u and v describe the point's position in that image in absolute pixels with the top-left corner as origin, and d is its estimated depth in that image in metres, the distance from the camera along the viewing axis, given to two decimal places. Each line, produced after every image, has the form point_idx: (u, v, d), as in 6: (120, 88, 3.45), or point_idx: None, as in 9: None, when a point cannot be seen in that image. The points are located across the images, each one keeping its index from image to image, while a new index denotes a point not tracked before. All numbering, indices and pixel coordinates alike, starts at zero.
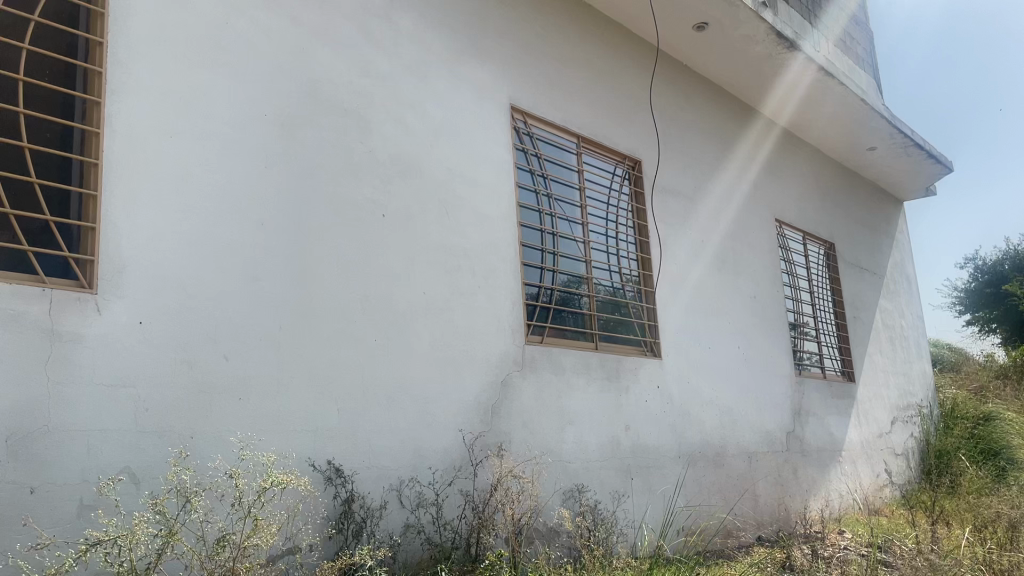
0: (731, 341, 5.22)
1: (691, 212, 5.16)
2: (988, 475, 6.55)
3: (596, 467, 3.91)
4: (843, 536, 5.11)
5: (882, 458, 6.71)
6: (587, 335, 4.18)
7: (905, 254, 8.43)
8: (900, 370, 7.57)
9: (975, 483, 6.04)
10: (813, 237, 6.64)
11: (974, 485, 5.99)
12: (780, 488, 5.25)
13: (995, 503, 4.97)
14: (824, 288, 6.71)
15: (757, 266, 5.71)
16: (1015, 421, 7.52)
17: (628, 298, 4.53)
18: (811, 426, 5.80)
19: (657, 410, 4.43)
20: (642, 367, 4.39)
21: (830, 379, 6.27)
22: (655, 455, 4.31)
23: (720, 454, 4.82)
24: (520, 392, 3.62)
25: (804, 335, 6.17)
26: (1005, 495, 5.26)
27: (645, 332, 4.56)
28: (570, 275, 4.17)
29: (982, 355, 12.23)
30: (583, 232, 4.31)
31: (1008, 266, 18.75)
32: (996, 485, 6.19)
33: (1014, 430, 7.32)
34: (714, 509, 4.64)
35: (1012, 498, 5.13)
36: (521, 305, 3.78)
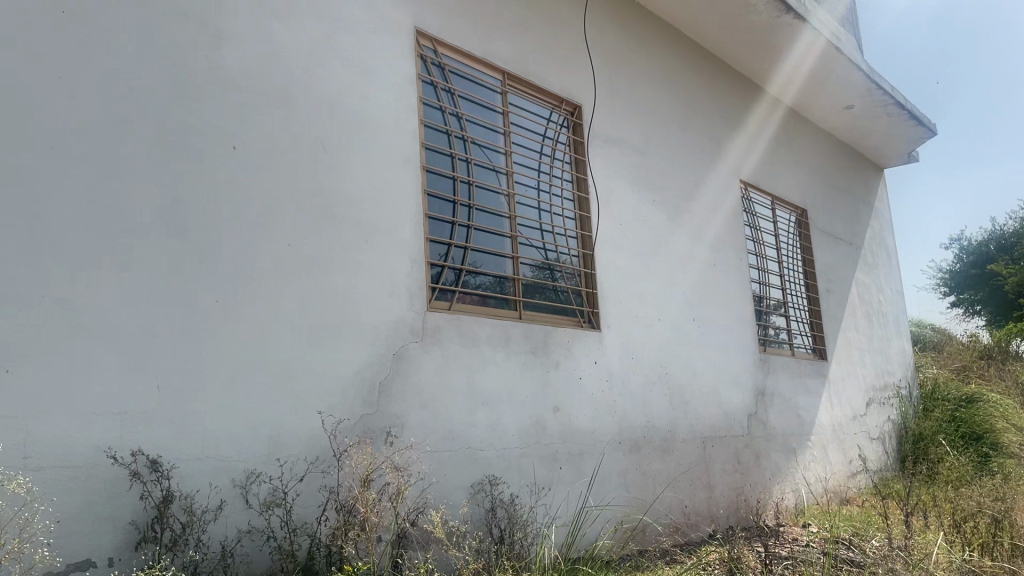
0: (686, 314, 4.69)
1: (643, 168, 4.60)
2: (968, 461, 6.08)
3: (515, 456, 3.36)
4: (806, 530, 4.63)
5: (855, 443, 6.20)
6: (510, 302, 3.61)
7: (886, 225, 7.90)
8: (878, 348, 7.06)
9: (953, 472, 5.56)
10: (783, 203, 6.09)
11: (953, 473, 5.51)
12: (739, 478, 4.75)
13: (973, 495, 4.49)
14: (794, 259, 6.18)
15: (719, 232, 5.17)
16: (999, 402, 7.05)
17: (562, 262, 3.96)
18: (777, 408, 5.29)
19: (594, 390, 3.89)
20: (577, 340, 3.84)
21: (799, 357, 5.75)
22: (589, 442, 3.78)
23: (669, 440, 4.30)
24: (419, 368, 3.04)
25: (771, 308, 5.63)
26: (985, 485, 4.78)
27: (581, 301, 4.01)
28: (490, 232, 3.59)
29: (967, 335, 11.74)
30: (509, 184, 3.73)
31: (994, 246, 18.32)
32: (977, 473, 5.71)
33: (998, 413, 6.85)
34: (660, 502, 4.13)
35: (992, 488, 4.65)
36: (425, 264, 3.20)
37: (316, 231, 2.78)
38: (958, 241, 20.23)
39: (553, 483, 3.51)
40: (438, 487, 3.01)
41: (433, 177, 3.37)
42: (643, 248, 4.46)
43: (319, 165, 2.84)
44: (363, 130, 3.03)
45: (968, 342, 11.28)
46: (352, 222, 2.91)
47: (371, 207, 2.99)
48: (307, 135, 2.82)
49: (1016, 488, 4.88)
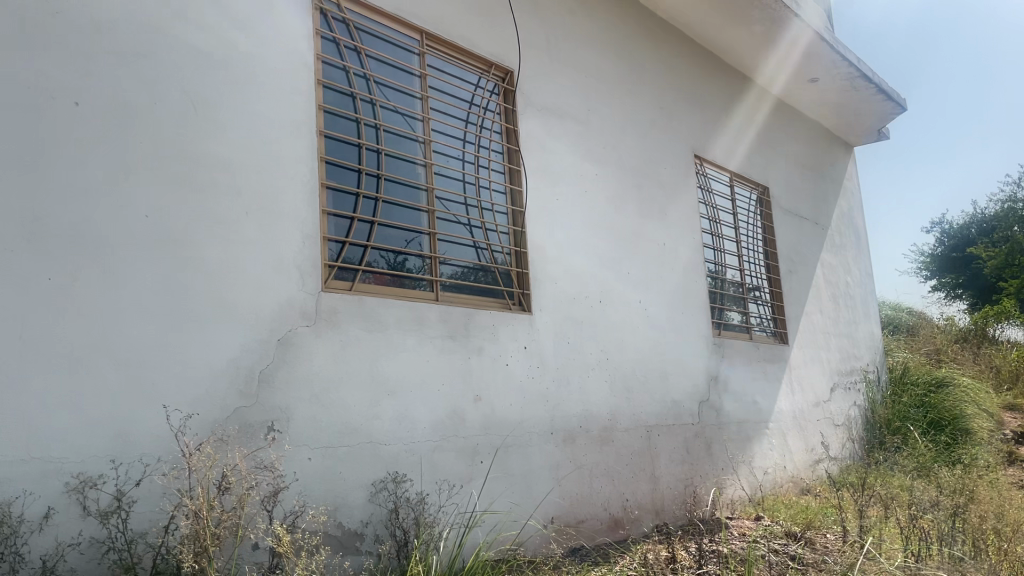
0: (631, 295, 4.41)
1: (585, 140, 4.30)
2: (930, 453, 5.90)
3: (427, 450, 3.07)
4: (756, 524, 4.42)
5: (817, 430, 5.97)
6: (426, 283, 3.30)
7: (855, 204, 7.64)
8: (844, 332, 6.82)
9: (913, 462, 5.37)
10: (742, 180, 5.81)
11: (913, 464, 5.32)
12: (687, 468, 4.51)
13: (927, 487, 4.29)
14: (754, 239, 5.91)
15: (671, 208, 4.88)
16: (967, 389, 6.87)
17: (488, 239, 3.65)
18: (730, 394, 5.05)
19: (523, 378, 3.60)
20: (504, 324, 3.54)
21: (757, 341, 5.49)
22: (516, 433, 3.49)
23: (608, 430, 4.04)
24: (311, 354, 2.74)
25: (726, 290, 5.37)
26: (941, 476, 4.59)
27: (510, 282, 3.70)
28: (403, 205, 3.27)
29: (943, 319, 11.54)
30: (427, 154, 3.41)
31: (975, 229, 18.16)
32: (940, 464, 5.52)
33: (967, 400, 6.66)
34: (597, 495, 3.88)
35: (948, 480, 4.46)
36: (321, 240, 2.88)
37: (181, 201, 2.46)
38: (938, 224, 20.06)
39: (472, 478, 3.23)
40: (330, 486, 2.71)
41: (335, 143, 3.05)
42: (583, 226, 4.16)
43: (187, 125, 2.52)
44: (244, 88, 2.70)
45: (944, 325, 11.08)
46: (228, 191, 2.59)
47: (252, 174, 2.67)
48: (172, 92, 2.50)
49: (977, 481, 4.68)
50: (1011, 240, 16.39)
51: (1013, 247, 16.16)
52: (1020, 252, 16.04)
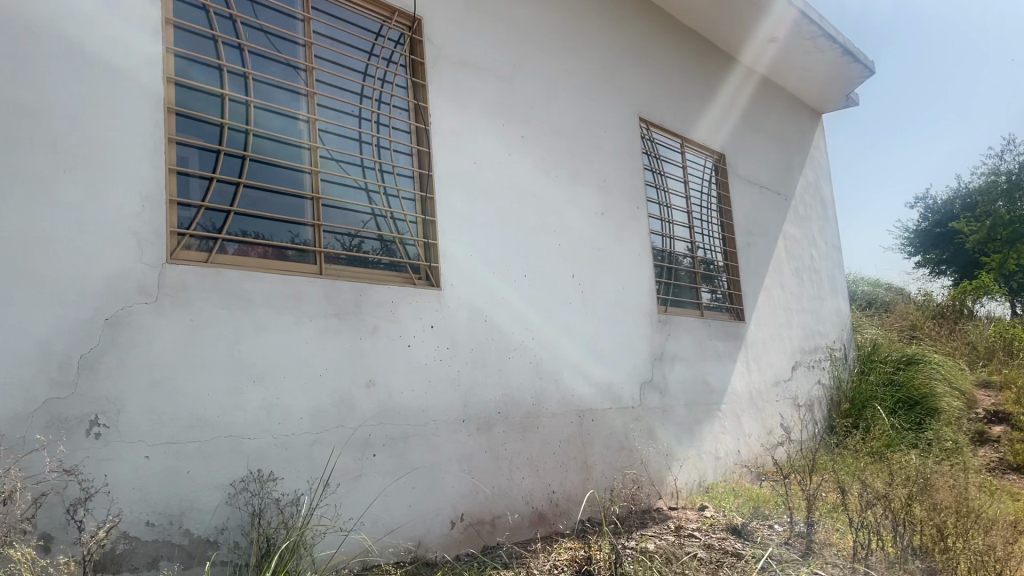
0: (562, 270, 4.06)
1: (510, 99, 3.91)
2: (893, 440, 5.64)
3: (303, 443, 2.70)
4: (698, 515, 4.13)
5: (775, 411, 5.66)
6: (309, 254, 2.92)
7: (822, 173, 7.29)
8: (807, 308, 6.49)
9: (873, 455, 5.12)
10: (694, 146, 5.45)
11: (872, 455, 5.06)
12: (623, 455, 4.20)
13: (879, 482, 4.04)
14: (708, 210, 5.56)
15: (610, 176, 4.52)
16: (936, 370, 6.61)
17: (390, 205, 3.27)
18: (675, 374, 4.74)
19: (428, 360, 3.23)
20: (405, 301, 3.17)
21: (708, 319, 5.17)
22: (418, 422, 3.13)
23: (532, 417, 3.70)
24: (153, 337, 2.36)
25: (672, 264, 5.04)
26: (896, 468, 4.34)
27: (416, 254, 3.33)
28: (281, 165, 2.88)
29: (919, 293, 11.23)
30: (311, 109, 3.01)
31: (958, 204, 17.88)
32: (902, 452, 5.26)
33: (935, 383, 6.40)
34: (518, 487, 3.55)
35: (904, 473, 4.20)
36: (168, 203, 2.50)
37: None
38: (919, 198, 19.75)
39: (361, 474, 2.87)
40: (172, 487, 2.35)
41: (190, 93, 2.65)
42: (505, 193, 3.80)
43: None
44: (65, 25, 2.30)
45: (920, 300, 10.78)
46: (39, 147, 2.21)
47: (74, 127, 2.28)
48: None
49: (933, 468, 4.46)
50: (992, 213, 16.10)
51: (994, 221, 15.86)
52: (1001, 226, 15.75)
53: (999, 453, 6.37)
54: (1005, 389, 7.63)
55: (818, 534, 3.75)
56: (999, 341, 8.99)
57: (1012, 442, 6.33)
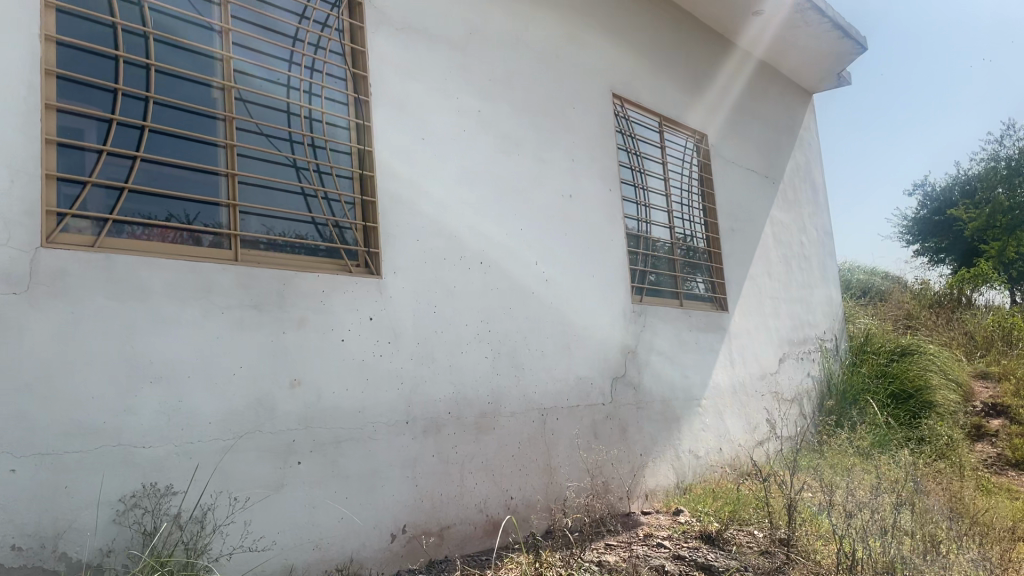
0: (524, 256, 3.74)
1: (465, 70, 3.59)
2: (885, 439, 5.36)
3: (213, 452, 2.39)
4: (672, 520, 3.84)
5: (761, 406, 5.36)
6: (223, 238, 2.60)
7: (812, 156, 6.98)
8: (796, 297, 6.18)
9: (864, 456, 4.83)
10: (674, 125, 5.12)
11: (862, 456, 4.77)
12: (591, 456, 3.89)
13: (867, 487, 3.76)
14: (689, 193, 5.24)
15: (579, 156, 4.20)
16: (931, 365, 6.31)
17: (322, 184, 2.95)
18: (651, 368, 4.44)
19: (366, 356, 2.91)
20: (339, 291, 2.85)
21: (688, 309, 4.87)
22: (354, 425, 2.82)
23: (489, 416, 3.38)
24: (22, 333, 2.06)
25: (649, 251, 4.73)
26: (886, 473, 4.05)
27: (354, 238, 3.01)
28: (189, 137, 2.56)
29: (917, 282, 10.91)
30: (227, 76, 2.69)
31: (957, 191, 17.55)
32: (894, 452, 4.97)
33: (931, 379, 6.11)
34: (472, 494, 3.24)
35: (894, 478, 3.92)
36: (45, 178, 2.18)
37: None
38: (918, 186, 19.40)
39: (282, 485, 2.57)
40: (45, 505, 2.05)
41: (77, 53, 2.33)
42: (460, 173, 3.48)
43: None
44: None
45: (918, 289, 10.46)
46: None
47: None
48: None
49: (923, 472, 4.19)
50: (991, 200, 15.78)
51: (993, 208, 15.54)
52: (1001, 213, 15.43)
53: (996, 449, 6.09)
54: (1003, 381, 7.34)
55: (797, 537, 3.49)
56: (998, 331, 8.69)
57: (1010, 439, 6.03)
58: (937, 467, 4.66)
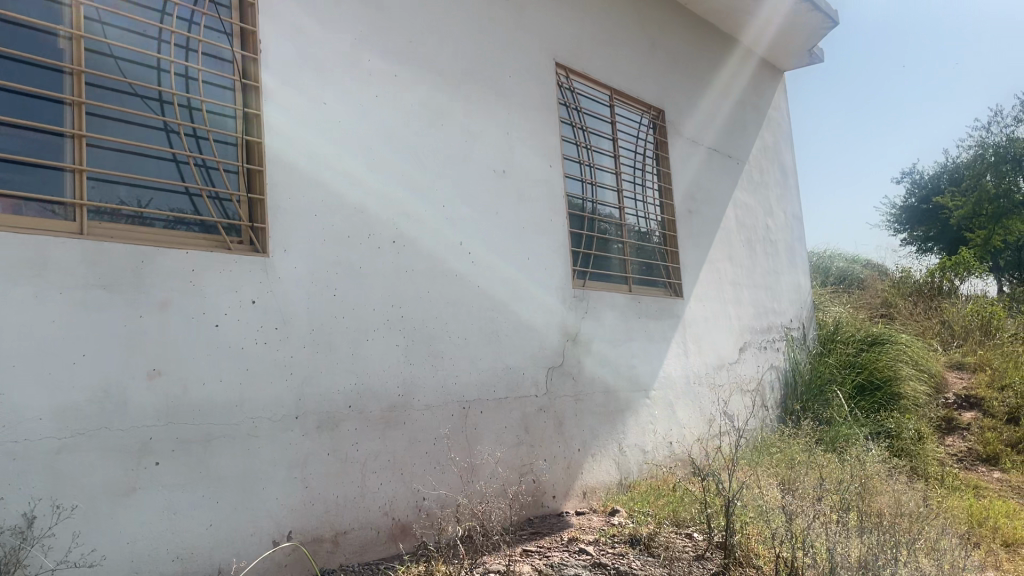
0: (448, 235, 3.44)
1: (381, 30, 3.27)
2: (848, 435, 5.12)
3: (41, 453, 2.09)
4: (607, 521, 3.57)
5: (716, 397, 5.10)
6: (67, 209, 2.29)
7: (781, 136, 6.69)
8: (760, 283, 5.90)
9: (821, 454, 4.59)
10: (627, 99, 4.81)
11: (820, 456, 4.53)
12: (520, 452, 3.61)
13: (814, 488, 3.51)
14: (642, 171, 4.94)
15: (515, 129, 3.90)
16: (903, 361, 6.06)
17: (198, 151, 2.63)
18: (592, 357, 4.16)
19: (246, 343, 2.60)
20: (213, 271, 2.55)
21: (637, 295, 4.58)
22: (229, 421, 2.52)
23: (399, 408, 3.08)
24: None
25: (595, 232, 4.44)
26: (839, 475, 3.81)
27: (236, 212, 2.70)
28: (24, 93, 2.24)
29: (898, 269, 10.64)
30: (77, 24, 2.37)
31: (945, 178, 17.28)
32: (854, 451, 4.73)
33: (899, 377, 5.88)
34: (375, 495, 2.94)
35: (845, 481, 3.67)
36: None
37: None
38: (906, 174, 19.14)
39: (134, 490, 2.27)
40: None
41: None
42: (371, 143, 3.17)
43: None
44: None
45: (899, 276, 10.19)
46: None
47: None
48: None
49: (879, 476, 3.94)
50: (978, 188, 15.51)
51: (980, 195, 15.26)
52: (987, 200, 15.16)
53: (968, 443, 5.85)
54: (979, 372, 7.08)
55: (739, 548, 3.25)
56: (976, 320, 8.43)
57: (983, 435, 5.79)
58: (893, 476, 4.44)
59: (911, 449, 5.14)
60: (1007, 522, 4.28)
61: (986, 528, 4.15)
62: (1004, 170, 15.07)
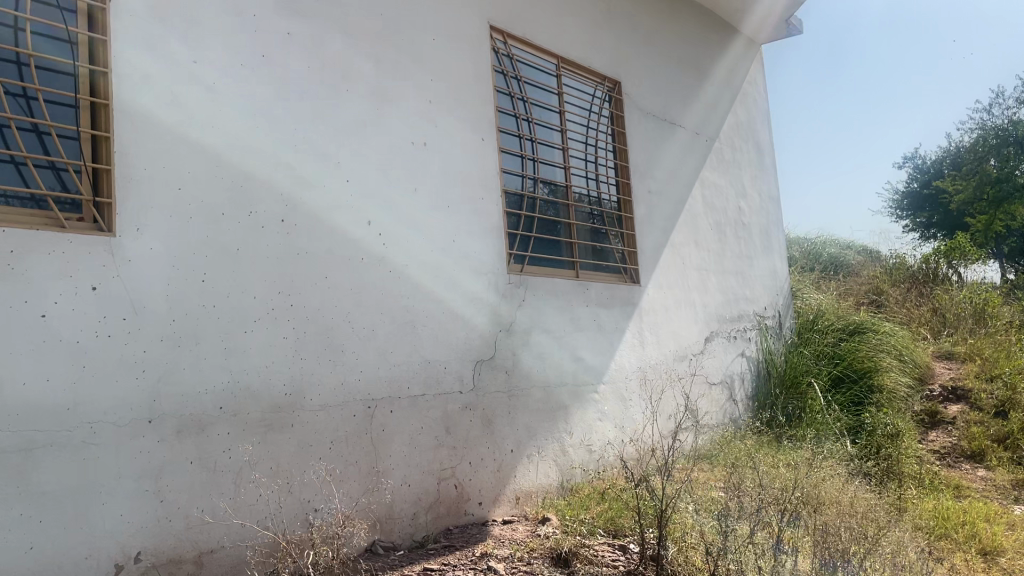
0: (354, 214, 3.08)
1: None
2: (818, 435, 4.75)
3: None
4: (535, 530, 3.23)
5: (677, 391, 4.74)
6: None
7: (755, 113, 6.30)
8: (730, 269, 5.53)
9: (785, 454, 4.23)
10: (575, 68, 4.44)
11: (783, 457, 4.16)
12: (440, 455, 3.25)
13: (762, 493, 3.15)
14: (595, 147, 4.57)
15: (439, 98, 3.52)
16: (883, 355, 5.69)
17: (26, 113, 2.29)
18: (529, 349, 3.80)
19: (83, 336, 2.25)
20: (40, 252, 2.19)
21: (585, 281, 4.22)
22: (59, 426, 2.17)
23: (286, 409, 2.73)
24: None
25: (537, 213, 4.07)
26: (796, 479, 3.45)
27: (75, 184, 2.35)
28: None
29: (891, 255, 10.23)
30: None
31: (947, 162, 16.80)
32: (821, 453, 4.37)
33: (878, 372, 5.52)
34: (253, 508, 2.59)
35: (799, 485, 3.31)
36: None
37: None
38: (906, 158, 18.66)
39: None
40: None
41: None
42: (256, 109, 2.79)
43: None
44: None
45: (892, 262, 9.78)
46: None
47: None
48: None
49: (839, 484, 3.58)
50: (978, 172, 15.04)
51: (981, 179, 14.78)
52: (989, 183, 14.68)
53: (952, 438, 5.48)
54: (969, 362, 6.69)
55: (674, 553, 2.92)
56: (968, 307, 8.02)
57: (968, 431, 5.42)
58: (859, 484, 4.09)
59: (886, 445, 4.78)
60: (985, 526, 3.91)
61: (961, 534, 3.79)
62: (1007, 153, 14.58)
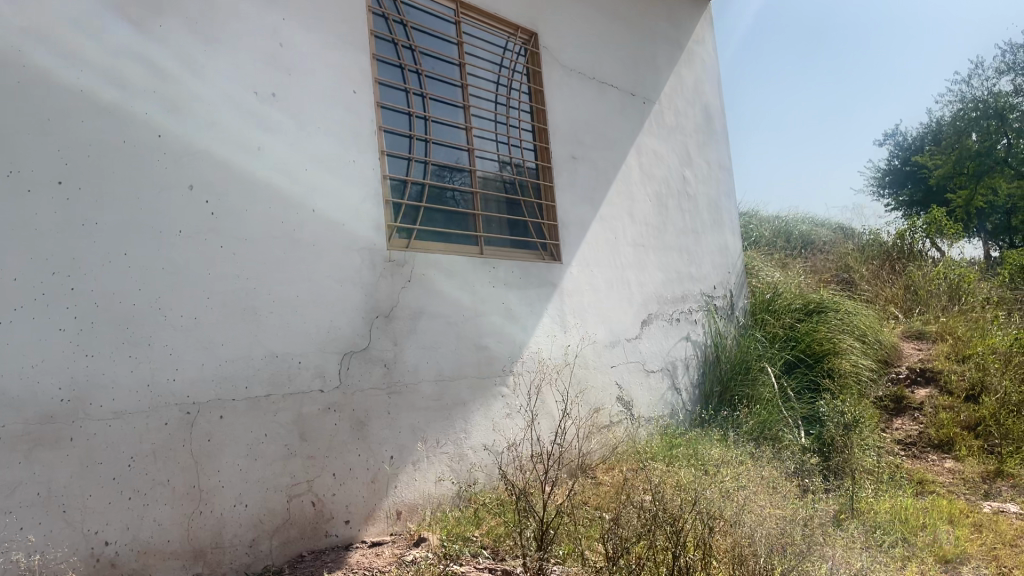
0: (169, 176, 2.52)
1: None
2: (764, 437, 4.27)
3: None
4: (402, 554, 2.70)
5: (608, 382, 4.21)
6: None
7: (703, 74, 5.77)
8: (673, 245, 5.00)
9: (723, 452, 3.71)
10: (478, 16, 3.89)
11: (718, 455, 3.65)
12: (291, 467, 2.71)
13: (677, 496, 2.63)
14: (505, 105, 4.03)
15: (293, 42, 2.97)
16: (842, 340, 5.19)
17: None
18: (417, 337, 3.26)
19: None
20: None
21: (490, 258, 3.68)
22: None
23: (63, 419, 2.18)
24: None
25: (431, 180, 3.52)
26: (722, 481, 2.93)
27: None
28: None
29: (864, 232, 9.71)
30: None
31: (927, 136, 16.28)
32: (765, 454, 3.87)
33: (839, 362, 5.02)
34: (12, 545, 2.05)
35: (721, 488, 2.81)
36: None
37: None
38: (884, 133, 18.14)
39: None
40: None
41: None
42: (24, 42, 2.22)
43: None
44: None
45: (865, 239, 9.25)
46: None
47: None
48: None
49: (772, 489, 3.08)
50: (958, 145, 14.54)
51: (960, 153, 14.28)
52: (968, 157, 14.18)
53: (918, 426, 4.98)
54: (940, 342, 6.19)
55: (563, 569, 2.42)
56: (943, 284, 7.52)
57: (938, 417, 4.92)
58: (805, 487, 3.59)
59: (841, 437, 4.28)
60: (946, 528, 3.42)
61: (920, 539, 3.29)
62: (989, 125, 14.05)
